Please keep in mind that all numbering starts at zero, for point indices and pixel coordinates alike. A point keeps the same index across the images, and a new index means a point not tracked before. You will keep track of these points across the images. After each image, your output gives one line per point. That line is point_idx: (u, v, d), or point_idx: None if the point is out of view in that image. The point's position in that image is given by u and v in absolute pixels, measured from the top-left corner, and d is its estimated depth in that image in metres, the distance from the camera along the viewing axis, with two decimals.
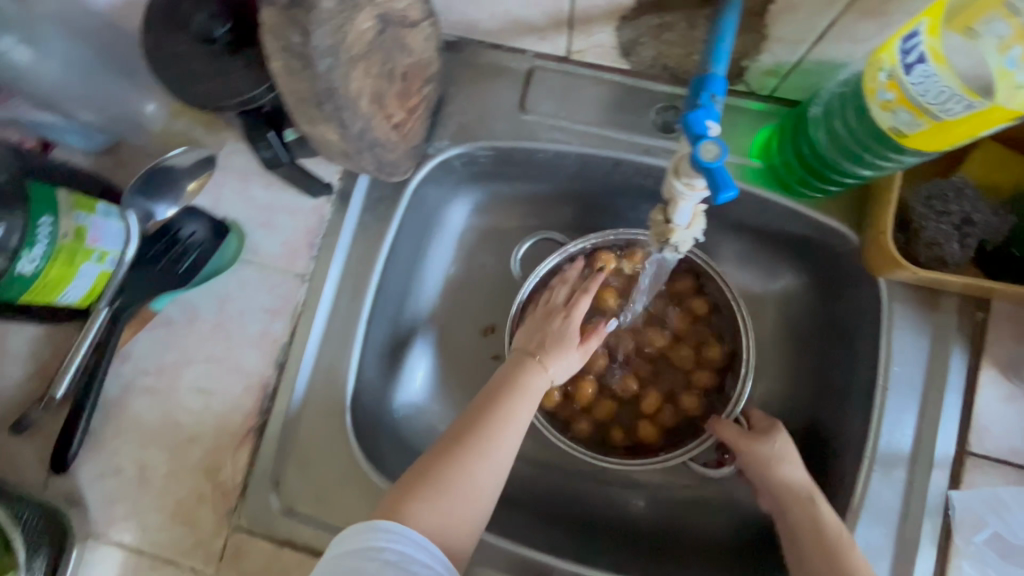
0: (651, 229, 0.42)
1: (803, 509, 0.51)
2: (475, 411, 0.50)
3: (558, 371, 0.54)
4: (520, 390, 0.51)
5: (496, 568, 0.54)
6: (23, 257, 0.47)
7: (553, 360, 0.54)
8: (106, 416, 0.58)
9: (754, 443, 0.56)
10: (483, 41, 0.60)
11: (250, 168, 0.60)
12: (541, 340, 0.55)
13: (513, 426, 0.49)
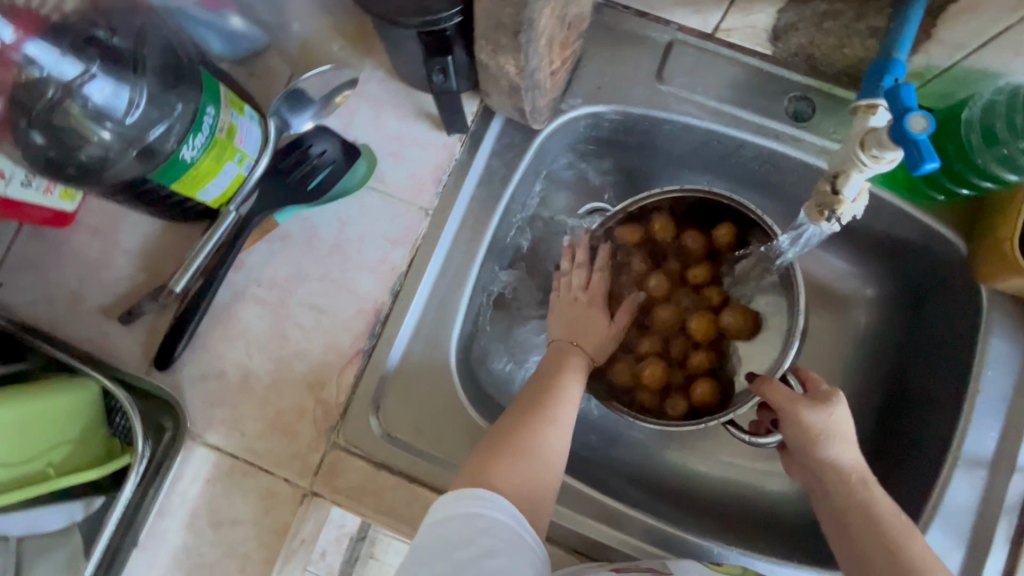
0: (818, 198, 0.44)
1: (853, 495, 0.50)
2: (530, 394, 0.55)
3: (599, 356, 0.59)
4: (564, 377, 0.56)
5: (582, 512, 0.58)
6: (187, 144, 0.46)
7: (590, 344, 0.59)
8: (213, 319, 0.58)
9: (807, 413, 0.51)
10: (630, 7, 0.61)
11: (385, 97, 0.61)
12: (579, 326, 0.60)
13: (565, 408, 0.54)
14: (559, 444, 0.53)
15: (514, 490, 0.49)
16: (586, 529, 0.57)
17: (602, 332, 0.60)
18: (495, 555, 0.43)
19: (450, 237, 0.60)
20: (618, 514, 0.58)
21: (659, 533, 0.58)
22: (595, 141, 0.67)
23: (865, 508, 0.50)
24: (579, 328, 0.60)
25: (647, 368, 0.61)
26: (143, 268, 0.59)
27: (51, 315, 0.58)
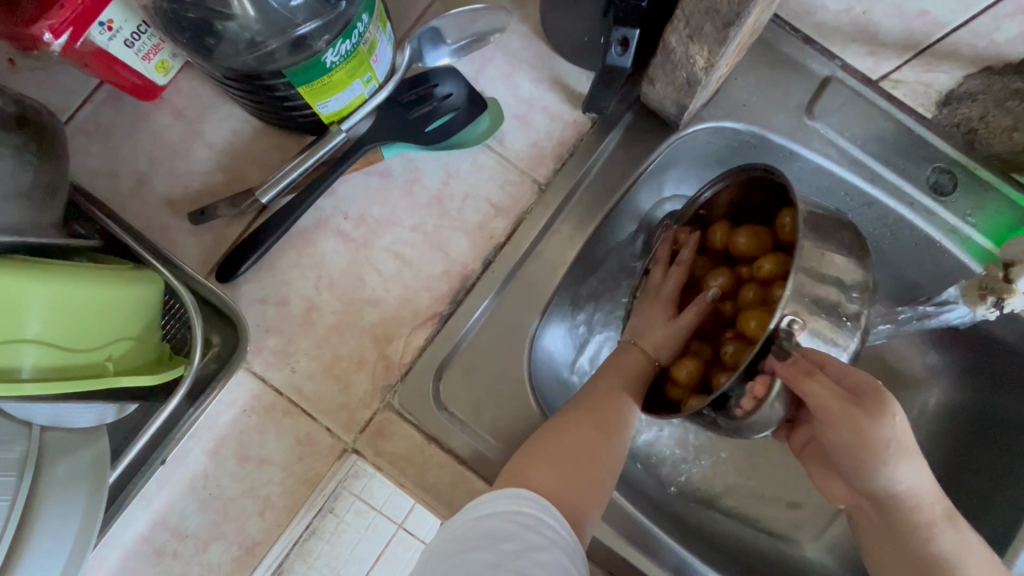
0: (987, 279, 0.48)
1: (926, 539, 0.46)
2: (581, 396, 0.52)
3: (655, 345, 0.54)
4: (618, 377, 0.53)
5: (621, 535, 0.55)
6: (334, 47, 0.42)
7: (645, 335, 0.55)
8: (289, 243, 0.53)
9: (862, 418, 0.43)
10: (799, 31, 0.57)
11: (525, 56, 0.56)
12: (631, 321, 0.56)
13: (615, 410, 0.51)
14: (613, 439, 0.50)
15: (551, 490, 0.46)
16: (624, 553, 0.55)
17: (657, 324, 0.55)
18: (540, 550, 0.40)
19: (556, 220, 0.56)
20: (654, 539, 0.56)
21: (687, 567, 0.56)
22: (716, 158, 0.63)
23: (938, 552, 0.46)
24: (635, 322, 0.56)
25: (682, 368, 0.54)
26: (224, 168, 0.54)
27: (111, 193, 0.53)
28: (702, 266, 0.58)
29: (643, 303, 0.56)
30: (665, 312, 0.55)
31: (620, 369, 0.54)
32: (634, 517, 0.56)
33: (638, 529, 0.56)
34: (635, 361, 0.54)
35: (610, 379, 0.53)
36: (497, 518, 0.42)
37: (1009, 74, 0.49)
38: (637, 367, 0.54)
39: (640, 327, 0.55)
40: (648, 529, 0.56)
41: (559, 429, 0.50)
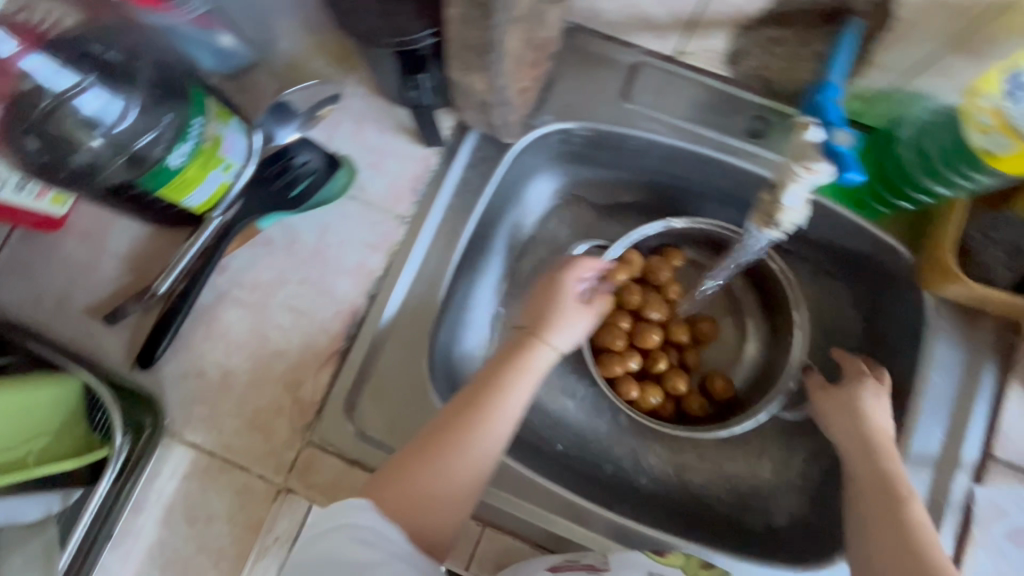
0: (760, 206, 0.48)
1: (864, 462, 0.52)
2: (478, 382, 0.55)
3: (564, 342, 0.58)
4: (525, 371, 0.56)
5: (555, 512, 0.59)
6: (175, 150, 0.49)
7: (558, 335, 0.58)
8: (196, 321, 0.60)
9: (865, 422, 0.55)
10: (598, 32, 0.65)
11: (367, 112, 0.64)
12: (544, 316, 0.59)
13: (514, 393, 0.54)
14: (505, 420, 0.53)
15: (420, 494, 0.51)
16: (554, 526, 0.58)
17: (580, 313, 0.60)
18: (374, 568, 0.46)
19: (426, 244, 0.63)
20: (584, 509, 0.59)
21: (622, 528, 0.59)
22: (565, 156, 0.70)
23: (876, 470, 0.51)
24: (549, 321, 0.58)
25: (650, 394, 0.68)
26: (128, 270, 0.61)
27: (37, 316, 0.60)
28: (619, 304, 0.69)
29: (553, 303, 0.59)
30: (575, 311, 0.60)
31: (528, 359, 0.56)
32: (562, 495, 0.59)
33: (567, 505, 0.59)
34: (543, 353, 0.57)
35: (517, 373, 0.55)
36: (344, 534, 0.47)
37: (762, 27, 0.56)
38: (546, 358, 0.57)
39: (557, 327, 0.58)
40: (577, 502, 0.59)
41: (454, 415, 0.53)
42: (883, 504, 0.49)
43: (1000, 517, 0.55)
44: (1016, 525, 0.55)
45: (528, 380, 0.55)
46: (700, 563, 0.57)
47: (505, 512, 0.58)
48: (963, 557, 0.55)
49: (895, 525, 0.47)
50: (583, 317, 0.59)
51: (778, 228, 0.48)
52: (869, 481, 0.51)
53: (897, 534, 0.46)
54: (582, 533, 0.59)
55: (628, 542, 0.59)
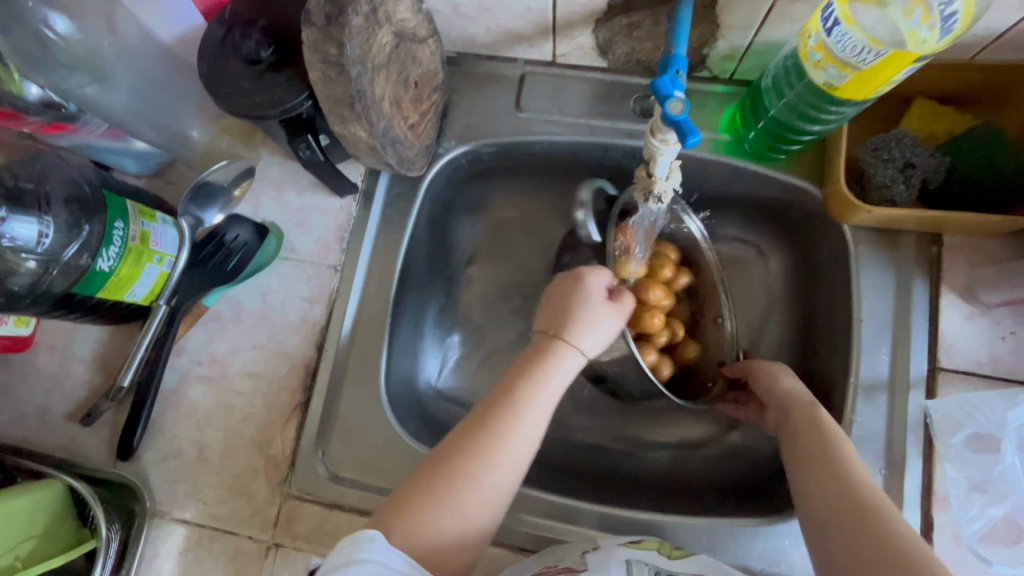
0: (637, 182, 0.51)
1: (802, 413, 0.53)
2: (491, 398, 0.52)
3: (591, 345, 0.55)
4: (546, 379, 0.52)
5: (532, 513, 0.60)
6: (102, 255, 0.54)
7: (585, 338, 0.54)
8: (165, 404, 0.64)
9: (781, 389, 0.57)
10: (479, 54, 0.69)
11: (284, 178, 0.68)
12: (562, 321, 0.55)
13: (535, 407, 0.51)
14: (527, 430, 0.50)
15: (434, 539, 0.46)
16: (535, 527, 0.60)
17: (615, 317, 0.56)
18: None
19: (361, 286, 0.66)
20: (569, 507, 0.60)
21: (606, 517, 0.60)
22: (480, 174, 0.74)
23: (810, 424, 0.51)
24: (574, 322, 0.55)
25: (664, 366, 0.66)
26: (97, 372, 0.65)
27: (22, 432, 0.64)
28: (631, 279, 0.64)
29: (569, 306, 0.56)
30: (601, 304, 0.56)
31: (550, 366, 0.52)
32: (544, 498, 0.61)
33: (544, 504, 0.60)
34: (569, 356, 0.54)
35: (540, 383, 0.52)
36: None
37: (614, 17, 0.59)
38: (568, 364, 0.54)
39: (582, 329, 0.54)
40: (562, 503, 0.60)
41: (468, 438, 0.49)
42: (818, 446, 0.49)
43: (959, 429, 0.55)
44: (975, 434, 0.55)
45: (551, 390, 0.52)
46: (674, 547, 0.55)
47: None
48: (931, 475, 0.55)
49: (829, 460, 0.48)
50: (607, 317, 0.56)
51: (658, 198, 0.51)
52: (804, 427, 0.52)
53: (835, 467, 0.47)
54: (569, 529, 0.60)
55: (619, 531, 0.60)
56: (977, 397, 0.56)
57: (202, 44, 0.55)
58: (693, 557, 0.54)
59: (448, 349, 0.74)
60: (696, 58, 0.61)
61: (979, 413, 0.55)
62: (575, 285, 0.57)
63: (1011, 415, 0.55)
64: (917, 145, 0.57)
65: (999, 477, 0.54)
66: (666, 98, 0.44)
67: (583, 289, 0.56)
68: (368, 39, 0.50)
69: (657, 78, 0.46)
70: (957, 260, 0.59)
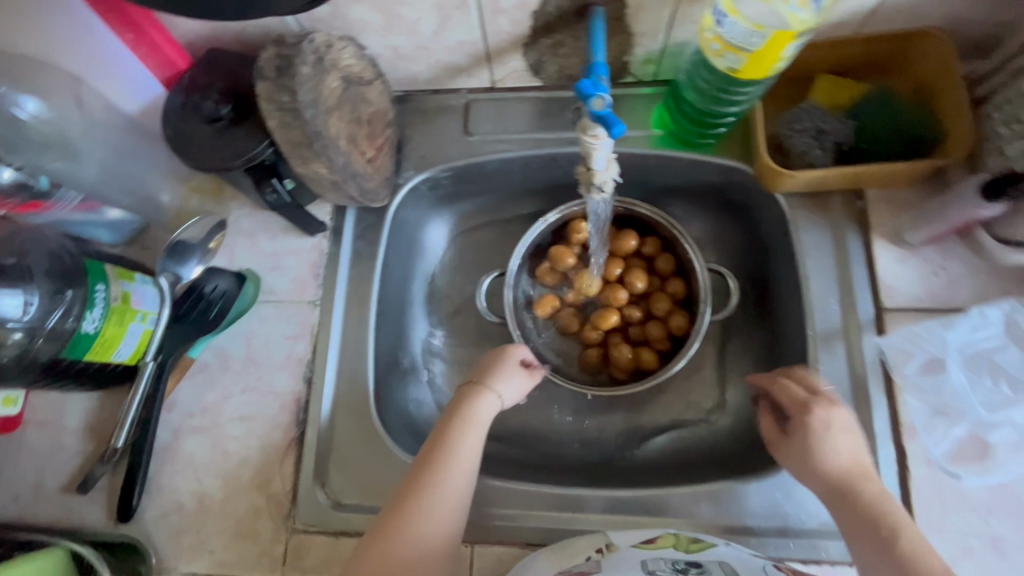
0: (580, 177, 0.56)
1: (844, 510, 0.50)
2: (431, 440, 0.57)
3: (507, 391, 0.62)
4: (472, 421, 0.58)
5: (540, 508, 0.62)
6: (86, 318, 0.57)
7: (503, 384, 0.62)
8: (161, 461, 0.65)
9: (826, 462, 0.52)
10: (425, 89, 0.74)
11: (256, 227, 0.71)
12: (484, 369, 0.63)
13: (467, 444, 0.57)
14: (464, 474, 0.55)
15: None
16: (545, 521, 0.62)
17: (523, 380, 0.63)
18: None
19: (341, 317, 0.69)
20: (575, 497, 0.62)
21: (614, 500, 0.62)
22: (441, 200, 0.78)
23: (864, 514, 0.48)
24: (491, 373, 0.62)
25: (640, 353, 0.76)
26: (88, 440, 0.66)
27: (18, 512, 0.64)
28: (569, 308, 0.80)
29: (493, 362, 0.64)
30: (514, 366, 0.63)
31: (474, 406, 0.59)
32: (549, 493, 0.63)
33: (547, 497, 0.63)
34: (489, 400, 0.60)
35: (467, 426, 0.58)
36: None
37: (538, 40, 0.65)
38: (492, 405, 0.60)
39: (500, 379, 0.62)
40: (567, 492, 0.63)
41: (410, 483, 0.54)
42: (875, 549, 0.46)
43: (908, 360, 0.60)
44: (923, 361, 0.59)
45: (478, 431, 0.58)
46: (691, 539, 0.57)
47: (499, 525, 0.62)
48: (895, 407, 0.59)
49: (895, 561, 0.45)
50: (522, 370, 0.63)
51: (601, 189, 0.56)
52: (863, 517, 0.48)
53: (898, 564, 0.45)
54: (577, 517, 0.62)
55: (625, 512, 0.62)
56: (919, 328, 0.60)
57: (164, 111, 0.59)
58: (710, 546, 0.55)
59: (434, 367, 0.76)
60: (619, 65, 0.68)
61: (924, 342, 0.60)
62: (496, 351, 0.65)
63: (951, 337, 0.60)
64: (825, 114, 0.63)
65: (951, 398, 0.59)
66: (589, 98, 0.50)
67: (500, 352, 0.64)
68: (318, 85, 0.55)
69: (579, 82, 0.51)
70: (883, 208, 0.64)
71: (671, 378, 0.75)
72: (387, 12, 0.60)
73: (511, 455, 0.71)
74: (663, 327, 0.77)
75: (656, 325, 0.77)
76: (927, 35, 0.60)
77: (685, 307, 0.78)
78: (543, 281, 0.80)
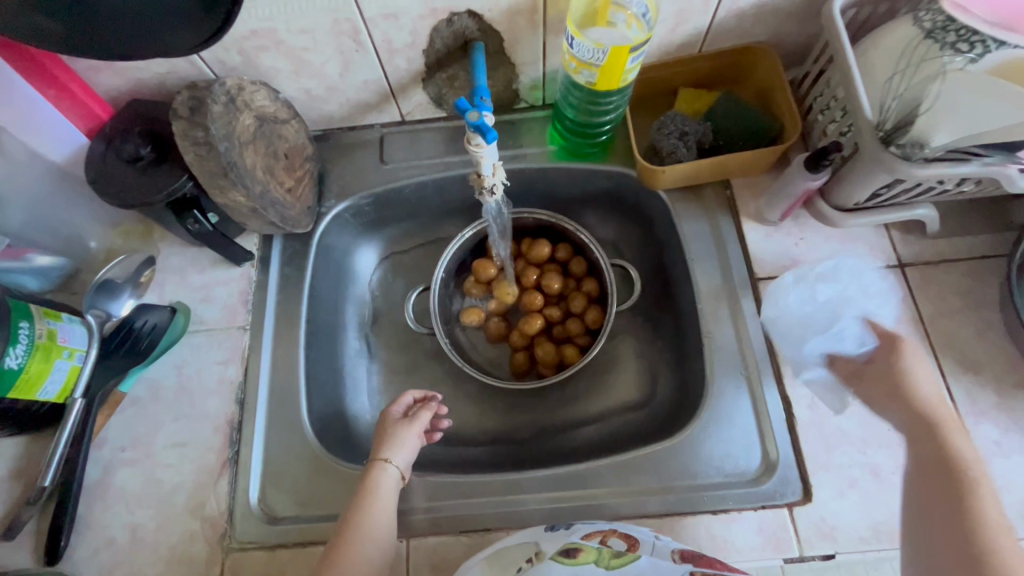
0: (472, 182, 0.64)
1: (927, 444, 0.53)
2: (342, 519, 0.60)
3: (402, 457, 0.64)
4: (371, 497, 0.60)
5: (479, 495, 0.64)
6: (9, 354, 0.58)
7: (395, 452, 0.64)
8: (91, 498, 0.65)
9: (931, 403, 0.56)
10: (341, 127, 0.82)
11: (185, 263, 0.75)
12: (378, 445, 0.65)
13: (372, 518, 0.59)
14: (377, 542, 0.58)
15: None
16: (487, 506, 0.64)
17: (411, 440, 0.66)
18: None
19: (271, 339, 0.72)
20: (513, 480, 0.65)
21: (546, 479, 0.65)
22: (366, 225, 0.84)
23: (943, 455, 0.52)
24: (382, 444, 0.65)
25: (564, 350, 0.82)
26: (14, 486, 0.65)
27: None
28: (496, 316, 0.85)
29: (383, 432, 0.67)
30: (404, 430, 0.66)
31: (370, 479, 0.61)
32: (490, 480, 0.65)
33: (499, 482, 0.65)
34: (385, 471, 0.62)
35: (369, 502, 0.60)
36: None
37: (435, 75, 0.73)
38: (389, 476, 0.62)
39: (392, 448, 0.65)
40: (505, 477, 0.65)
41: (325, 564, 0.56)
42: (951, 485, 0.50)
43: (788, 324, 0.66)
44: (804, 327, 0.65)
45: (382, 504, 0.60)
46: (614, 552, 0.56)
47: (443, 516, 0.64)
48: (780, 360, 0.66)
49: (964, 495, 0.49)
50: (410, 432, 0.66)
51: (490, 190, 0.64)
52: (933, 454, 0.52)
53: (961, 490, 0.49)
54: (515, 501, 0.64)
55: (559, 489, 0.64)
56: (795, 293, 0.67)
57: (87, 158, 0.64)
58: (631, 561, 0.55)
59: (369, 383, 0.80)
60: (510, 93, 0.77)
61: (800, 305, 0.66)
62: (380, 423, 0.68)
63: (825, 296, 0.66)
64: (686, 119, 0.73)
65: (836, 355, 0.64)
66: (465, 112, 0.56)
67: (384, 422, 0.68)
68: (230, 121, 0.62)
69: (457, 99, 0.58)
70: (747, 194, 0.74)
71: (592, 369, 0.81)
72: (294, 58, 0.67)
73: (446, 457, 0.74)
74: (582, 323, 0.83)
75: (575, 321, 0.83)
76: (755, 47, 0.71)
77: (600, 303, 0.84)
78: (470, 294, 0.86)
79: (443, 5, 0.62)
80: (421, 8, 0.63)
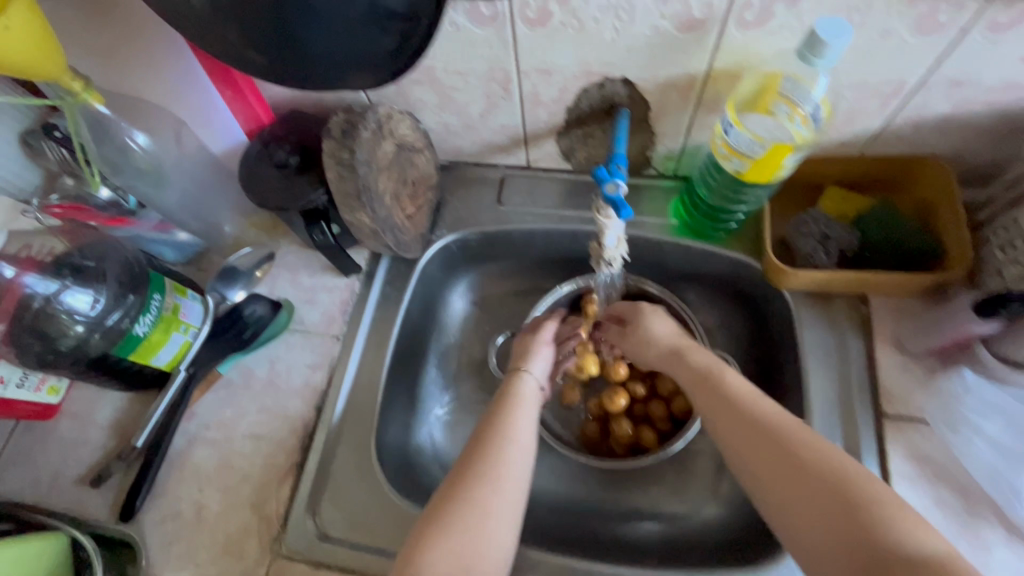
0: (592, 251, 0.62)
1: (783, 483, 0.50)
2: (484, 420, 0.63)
3: (539, 368, 0.70)
4: (519, 398, 0.65)
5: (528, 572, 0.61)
6: (139, 321, 0.63)
7: (532, 363, 0.70)
8: (171, 466, 0.68)
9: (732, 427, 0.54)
10: (467, 161, 0.83)
11: (299, 262, 0.79)
12: (518, 358, 0.71)
13: (520, 416, 0.63)
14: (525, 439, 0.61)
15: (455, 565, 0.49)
16: None
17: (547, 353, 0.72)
18: None
19: (359, 354, 0.74)
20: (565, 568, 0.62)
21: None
22: (469, 259, 0.84)
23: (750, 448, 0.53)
24: (521, 357, 0.70)
25: (642, 431, 0.77)
26: (112, 436, 0.71)
27: (33, 496, 0.68)
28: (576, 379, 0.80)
29: (519, 350, 0.72)
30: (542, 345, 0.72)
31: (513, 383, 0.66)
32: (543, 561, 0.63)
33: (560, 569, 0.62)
34: (524, 380, 0.68)
35: (516, 403, 0.64)
36: None
37: (571, 130, 0.73)
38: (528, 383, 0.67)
39: (529, 360, 0.70)
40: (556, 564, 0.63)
41: (472, 450, 0.59)
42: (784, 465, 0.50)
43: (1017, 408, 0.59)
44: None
45: (526, 406, 0.64)
46: None
47: None
48: (960, 408, 0.60)
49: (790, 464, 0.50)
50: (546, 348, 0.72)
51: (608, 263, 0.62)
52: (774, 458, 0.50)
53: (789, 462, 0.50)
54: None
55: None
56: None
57: (243, 156, 0.69)
58: None
59: (438, 416, 0.79)
60: (642, 158, 0.75)
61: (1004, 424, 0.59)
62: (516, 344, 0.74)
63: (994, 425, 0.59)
64: (831, 221, 0.67)
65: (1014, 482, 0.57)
66: (603, 181, 0.55)
67: (522, 342, 0.73)
68: (374, 148, 0.64)
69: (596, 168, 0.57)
70: (887, 317, 0.66)
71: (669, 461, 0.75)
72: (443, 94, 0.69)
73: None
74: (665, 406, 0.78)
75: (658, 403, 0.78)
76: (934, 161, 0.64)
77: None
78: None
79: (599, 69, 0.62)
80: (577, 68, 0.62)
